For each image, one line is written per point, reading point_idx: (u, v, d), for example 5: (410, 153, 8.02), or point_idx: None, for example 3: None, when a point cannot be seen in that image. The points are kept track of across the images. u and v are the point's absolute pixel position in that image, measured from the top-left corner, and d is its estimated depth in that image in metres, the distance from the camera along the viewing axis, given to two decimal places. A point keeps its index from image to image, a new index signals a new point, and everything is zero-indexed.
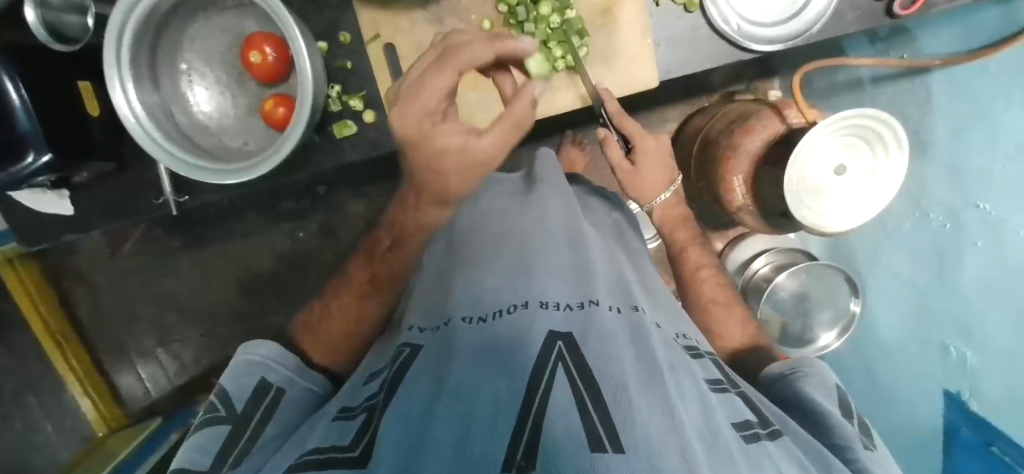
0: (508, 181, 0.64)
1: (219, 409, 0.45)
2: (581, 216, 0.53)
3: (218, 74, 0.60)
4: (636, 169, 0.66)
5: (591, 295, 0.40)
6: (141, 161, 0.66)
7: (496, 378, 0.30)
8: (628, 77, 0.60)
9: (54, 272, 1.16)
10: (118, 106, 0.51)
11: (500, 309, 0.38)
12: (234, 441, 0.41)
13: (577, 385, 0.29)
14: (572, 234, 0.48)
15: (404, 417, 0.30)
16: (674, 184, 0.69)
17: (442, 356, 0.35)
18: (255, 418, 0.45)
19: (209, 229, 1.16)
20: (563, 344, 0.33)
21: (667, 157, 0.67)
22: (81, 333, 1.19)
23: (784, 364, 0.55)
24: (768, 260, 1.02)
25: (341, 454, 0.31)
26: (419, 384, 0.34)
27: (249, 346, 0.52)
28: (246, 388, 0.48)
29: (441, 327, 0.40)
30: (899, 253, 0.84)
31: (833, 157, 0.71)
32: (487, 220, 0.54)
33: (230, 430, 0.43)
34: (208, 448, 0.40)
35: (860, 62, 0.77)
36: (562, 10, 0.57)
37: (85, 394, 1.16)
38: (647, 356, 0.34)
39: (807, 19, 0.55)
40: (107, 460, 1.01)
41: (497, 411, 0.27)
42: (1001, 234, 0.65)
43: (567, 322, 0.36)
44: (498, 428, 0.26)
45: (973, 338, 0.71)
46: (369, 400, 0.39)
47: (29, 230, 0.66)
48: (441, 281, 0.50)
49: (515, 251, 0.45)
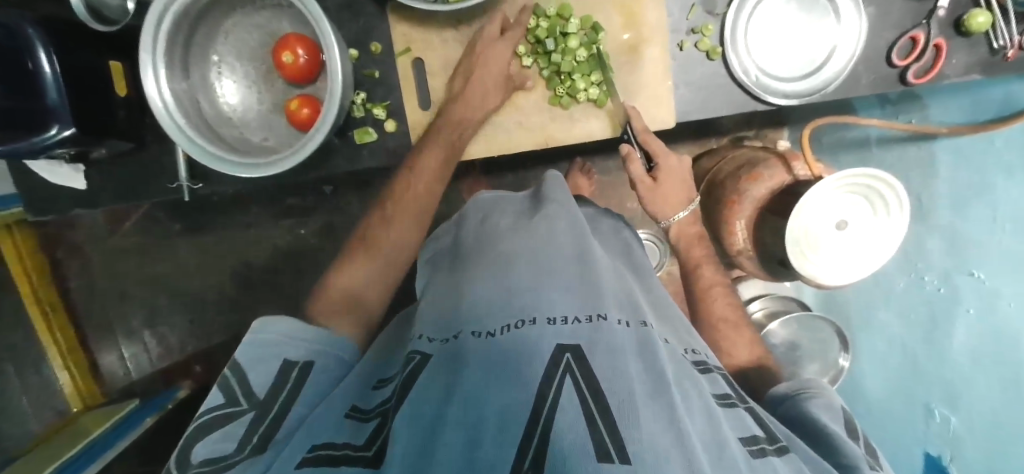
0: (517, 199, 0.66)
1: (238, 399, 0.42)
2: (590, 233, 0.54)
3: (247, 70, 0.61)
4: (658, 186, 0.65)
5: (600, 309, 0.40)
6: (161, 144, 0.66)
7: (503, 390, 0.32)
8: (646, 114, 0.60)
9: (51, 242, 1.16)
10: (149, 92, 0.52)
11: (508, 324, 0.39)
12: (255, 430, 0.40)
13: (585, 396, 0.30)
14: (580, 252, 0.48)
15: (416, 419, 0.32)
16: (692, 204, 0.68)
17: (452, 366, 0.36)
18: (277, 402, 0.43)
19: (211, 216, 1.17)
20: (571, 357, 0.34)
21: (687, 179, 0.67)
22: (70, 306, 1.19)
23: (789, 386, 0.54)
24: (763, 305, 1.05)
25: (355, 453, 0.34)
26: (432, 390, 0.35)
27: (263, 323, 0.48)
28: (269, 375, 0.44)
29: (451, 340, 0.41)
30: (895, 313, 0.86)
31: (833, 212, 0.73)
32: (498, 233, 0.55)
33: (252, 418, 0.41)
34: (231, 433, 0.39)
35: (869, 123, 0.79)
36: (590, 45, 0.58)
37: (65, 368, 1.16)
38: (654, 367, 0.35)
39: (823, 78, 0.57)
40: (78, 439, 0.99)
41: (505, 412, 0.30)
42: (994, 303, 0.65)
43: (574, 334, 0.36)
44: (507, 434, 0.28)
45: (958, 407, 0.73)
46: (382, 405, 0.40)
47: (38, 200, 0.67)
48: (450, 289, 0.50)
49: (523, 265, 0.46)
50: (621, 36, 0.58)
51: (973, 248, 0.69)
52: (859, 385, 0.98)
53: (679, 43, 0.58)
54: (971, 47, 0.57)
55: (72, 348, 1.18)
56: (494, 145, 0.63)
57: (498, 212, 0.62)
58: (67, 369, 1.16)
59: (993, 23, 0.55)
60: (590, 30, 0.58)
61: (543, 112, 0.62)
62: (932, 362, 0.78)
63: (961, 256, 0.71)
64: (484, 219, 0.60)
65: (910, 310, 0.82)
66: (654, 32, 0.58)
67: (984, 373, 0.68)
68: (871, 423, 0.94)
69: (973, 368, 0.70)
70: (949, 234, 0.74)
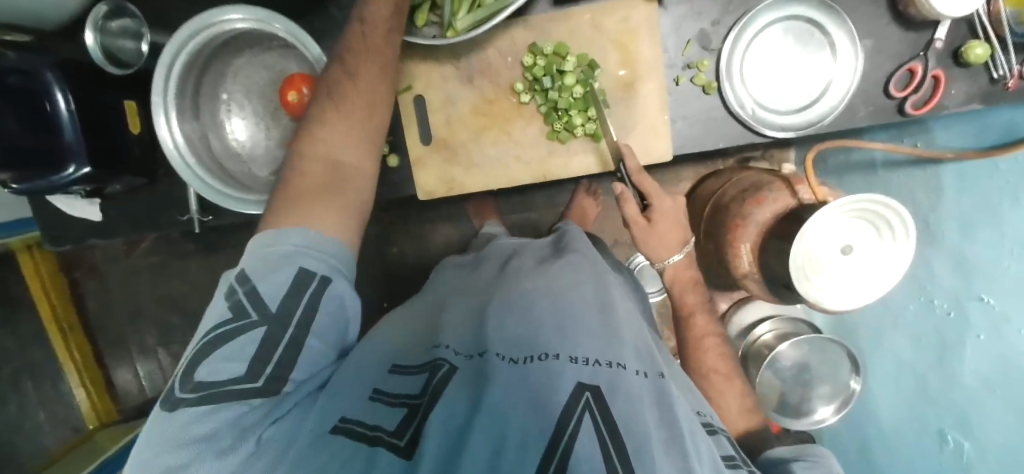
0: (536, 247, 0.66)
1: (248, 310, 0.38)
2: (610, 283, 0.55)
3: (255, 107, 0.61)
4: (652, 227, 0.64)
5: (619, 357, 0.40)
6: (171, 178, 0.68)
7: (526, 414, 0.33)
8: (644, 147, 0.61)
9: (69, 262, 1.20)
10: (161, 134, 0.55)
11: (531, 355, 0.39)
12: (269, 352, 0.37)
13: (602, 437, 0.32)
14: (603, 300, 0.49)
15: (445, 438, 0.33)
16: (687, 247, 0.66)
17: (477, 381, 0.38)
18: (294, 319, 0.39)
19: (225, 238, 1.19)
20: (590, 395, 0.34)
21: (683, 218, 0.65)
22: (87, 325, 1.22)
23: (786, 449, 0.50)
24: (773, 326, 1.02)
25: (389, 437, 0.34)
26: (459, 404, 0.36)
27: (278, 233, 0.41)
28: (280, 284, 0.39)
29: (476, 356, 0.42)
30: (906, 336, 0.85)
31: (838, 237, 0.72)
32: (520, 273, 0.56)
33: (263, 336, 0.37)
34: (241, 353, 0.36)
35: (874, 147, 0.79)
36: (585, 81, 0.58)
37: (82, 385, 1.19)
38: (669, 419, 0.36)
39: (818, 112, 0.57)
40: (93, 457, 1.02)
41: (526, 442, 0.31)
42: (1002, 332, 0.66)
43: (594, 374, 0.37)
44: (529, 454, 0.31)
45: (971, 432, 0.74)
46: (415, 398, 0.38)
47: (56, 229, 0.70)
48: (473, 309, 0.51)
49: (544, 302, 0.47)
50: (617, 72, 0.59)
51: (983, 274, 0.69)
52: (868, 409, 0.97)
53: (676, 78, 0.59)
54: (971, 77, 0.57)
55: (88, 365, 1.21)
56: (494, 179, 0.64)
57: (522, 255, 0.64)
58: (82, 385, 1.19)
59: (991, 54, 0.55)
60: (587, 67, 0.58)
61: (542, 146, 0.62)
62: (944, 387, 0.78)
63: (970, 281, 0.71)
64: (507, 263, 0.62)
65: (922, 334, 0.81)
66: (649, 69, 0.58)
67: (999, 399, 0.68)
68: (887, 455, 0.91)
69: (984, 393, 0.71)
70: (953, 258, 0.74)
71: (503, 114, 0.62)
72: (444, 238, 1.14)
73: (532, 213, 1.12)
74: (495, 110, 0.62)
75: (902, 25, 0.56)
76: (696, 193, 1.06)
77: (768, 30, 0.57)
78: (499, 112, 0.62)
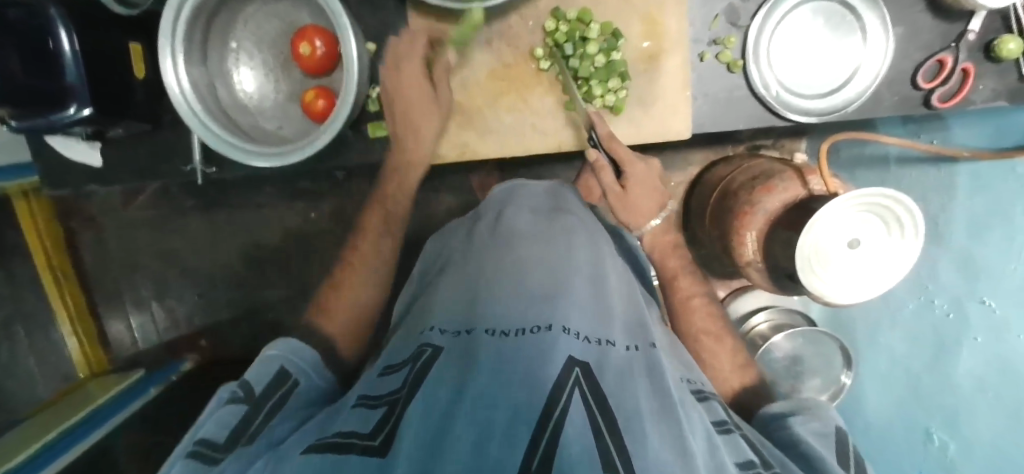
0: (537, 188, 0.69)
1: (236, 395, 0.42)
2: (604, 252, 0.57)
3: (265, 57, 0.61)
4: (627, 197, 0.58)
5: (609, 335, 0.43)
6: (176, 126, 0.67)
7: (515, 389, 0.31)
8: (663, 123, 0.59)
9: (66, 211, 1.19)
10: (167, 78, 0.52)
11: (523, 328, 0.40)
12: (249, 423, 0.39)
13: (592, 409, 0.32)
14: (595, 271, 0.51)
15: (426, 416, 0.31)
16: (666, 209, 0.59)
17: (465, 357, 0.37)
18: (270, 403, 0.42)
19: (225, 195, 1.18)
20: (580, 372, 0.34)
21: (659, 182, 0.59)
22: (81, 275, 1.22)
23: (784, 405, 0.50)
24: (768, 317, 1.01)
25: (361, 441, 0.31)
26: (440, 387, 0.34)
27: (268, 347, 0.49)
28: (263, 379, 0.44)
29: (463, 334, 0.42)
30: (899, 333, 0.86)
31: (846, 231, 0.71)
32: (514, 236, 0.55)
33: (243, 413, 0.40)
34: (224, 423, 0.38)
35: (890, 141, 0.77)
36: (608, 50, 0.56)
37: (74, 334, 1.19)
38: (661, 390, 0.38)
39: (844, 98, 0.55)
40: (79, 408, 1.03)
41: (518, 412, 0.29)
42: (1001, 335, 0.69)
43: (585, 350, 0.38)
44: (518, 431, 0.28)
45: (960, 431, 0.77)
46: (392, 394, 0.38)
47: (55, 173, 0.68)
48: (465, 283, 0.51)
49: (536, 277, 0.47)
50: (640, 45, 0.57)
51: (988, 273, 0.71)
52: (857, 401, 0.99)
53: (700, 54, 0.57)
54: (1001, 73, 0.55)
55: (80, 315, 1.21)
56: (508, 147, 0.63)
57: (512, 207, 0.63)
58: (75, 335, 1.19)
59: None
60: (610, 36, 0.56)
61: (559, 116, 0.61)
62: (937, 385, 0.79)
63: (975, 284, 0.72)
64: (503, 220, 0.60)
65: (915, 330, 0.83)
66: (673, 43, 0.57)
67: (993, 399, 0.72)
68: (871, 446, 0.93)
69: (981, 395, 0.73)
70: (961, 260, 0.74)
71: (521, 80, 0.60)
72: (446, 208, 1.13)
73: None
74: (511, 76, 0.60)
75: (936, 14, 0.55)
76: (707, 177, 1.07)
77: (797, 10, 0.56)
78: (517, 77, 0.60)
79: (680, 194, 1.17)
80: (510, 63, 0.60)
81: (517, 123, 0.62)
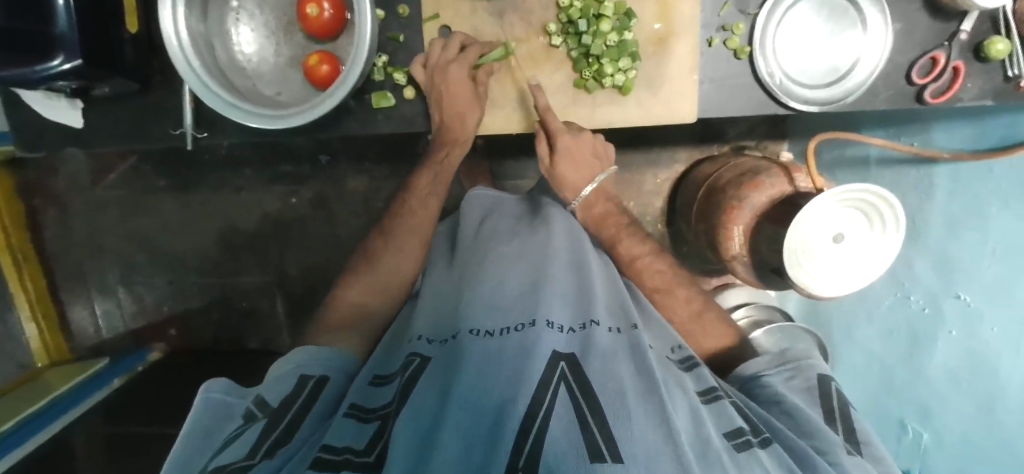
0: (508, 203, 0.68)
1: (255, 411, 0.39)
2: (582, 236, 0.59)
3: (266, 19, 0.59)
4: (555, 168, 0.61)
5: (591, 315, 0.44)
6: (168, 87, 0.64)
7: (501, 388, 0.32)
8: (668, 106, 0.60)
9: (30, 188, 1.13)
10: (165, 28, 0.50)
11: (508, 326, 0.40)
12: (274, 432, 0.36)
13: (578, 400, 0.31)
14: (575, 262, 0.52)
15: (414, 421, 0.31)
16: (597, 180, 0.61)
17: (449, 367, 0.37)
18: (292, 409, 0.40)
19: (200, 175, 1.13)
20: (565, 365, 0.35)
21: (591, 156, 0.61)
22: (42, 257, 1.16)
23: (769, 360, 0.51)
24: (747, 313, 0.99)
25: (358, 458, 0.31)
26: (427, 396, 0.34)
27: (286, 359, 0.48)
28: (282, 388, 0.42)
29: (449, 340, 0.42)
30: (875, 329, 0.89)
31: (830, 226, 0.72)
32: (493, 237, 0.57)
33: (262, 429, 0.36)
34: (244, 440, 0.35)
35: (871, 142, 0.79)
36: (621, 30, 0.57)
37: (34, 320, 1.12)
38: (646, 371, 0.37)
39: (845, 88, 0.57)
40: (37, 396, 0.97)
41: (503, 408, 0.30)
42: (974, 328, 0.72)
43: (569, 343, 0.39)
44: (501, 429, 0.28)
45: (930, 422, 0.81)
46: (384, 408, 0.38)
47: (32, 136, 0.65)
48: (454, 284, 0.54)
49: (516, 274, 0.48)
50: (652, 27, 0.58)
51: (966, 277, 0.72)
52: None
53: (709, 39, 0.58)
54: (987, 73, 0.58)
55: (42, 301, 1.15)
56: (511, 124, 0.64)
57: (497, 214, 0.64)
58: (34, 321, 1.12)
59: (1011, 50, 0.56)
60: (623, 16, 0.57)
61: (567, 94, 0.62)
62: (909, 379, 0.83)
63: (948, 281, 0.75)
64: (483, 223, 0.62)
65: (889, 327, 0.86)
66: (683, 26, 0.58)
67: (965, 392, 0.75)
68: None
69: (951, 391, 0.77)
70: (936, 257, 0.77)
71: (530, 57, 0.61)
72: None
73: (525, 179, 1.11)
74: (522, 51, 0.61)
75: (931, 13, 0.57)
76: (691, 177, 1.09)
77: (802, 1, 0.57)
78: (527, 52, 0.60)
79: (666, 191, 1.19)
80: (520, 38, 0.60)
81: (523, 102, 0.62)
